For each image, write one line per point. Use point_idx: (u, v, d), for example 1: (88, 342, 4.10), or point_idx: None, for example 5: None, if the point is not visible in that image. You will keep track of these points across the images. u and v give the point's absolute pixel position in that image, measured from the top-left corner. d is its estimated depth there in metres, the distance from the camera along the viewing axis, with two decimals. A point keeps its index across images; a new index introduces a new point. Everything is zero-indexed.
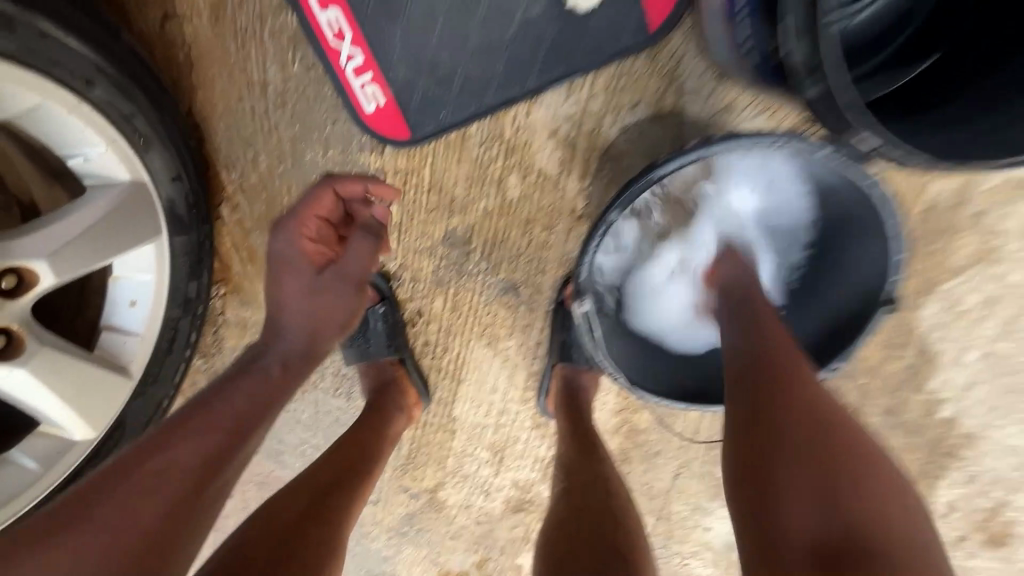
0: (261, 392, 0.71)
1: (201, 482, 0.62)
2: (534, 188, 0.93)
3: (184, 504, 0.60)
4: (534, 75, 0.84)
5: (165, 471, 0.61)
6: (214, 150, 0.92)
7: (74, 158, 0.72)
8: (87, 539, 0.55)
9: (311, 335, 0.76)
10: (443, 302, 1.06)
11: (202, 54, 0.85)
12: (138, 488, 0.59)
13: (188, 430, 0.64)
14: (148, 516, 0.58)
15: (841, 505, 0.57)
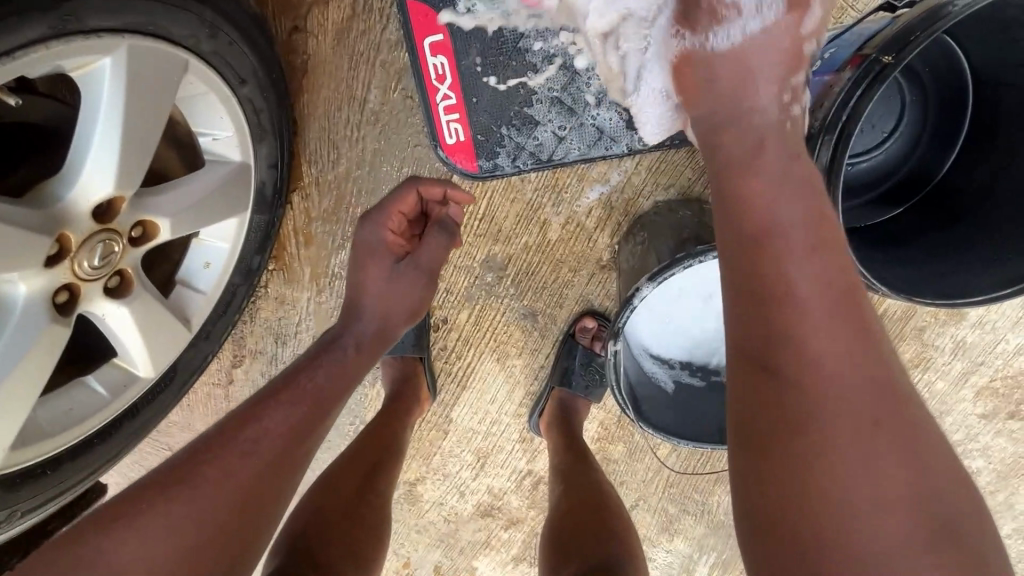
0: (340, 369, 0.84)
1: (289, 449, 0.74)
2: (570, 234, 1.09)
3: (276, 469, 0.72)
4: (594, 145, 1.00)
5: (261, 439, 0.73)
6: (303, 145, 1.04)
7: (201, 135, 0.83)
8: (208, 490, 0.66)
9: (382, 330, 0.91)
10: (468, 315, 1.19)
11: (317, 65, 0.98)
12: (249, 452, 0.71)
13: (280, 404, 0.77)
14: (256, 475, 0.70)
15: (758, 415, 0.51)
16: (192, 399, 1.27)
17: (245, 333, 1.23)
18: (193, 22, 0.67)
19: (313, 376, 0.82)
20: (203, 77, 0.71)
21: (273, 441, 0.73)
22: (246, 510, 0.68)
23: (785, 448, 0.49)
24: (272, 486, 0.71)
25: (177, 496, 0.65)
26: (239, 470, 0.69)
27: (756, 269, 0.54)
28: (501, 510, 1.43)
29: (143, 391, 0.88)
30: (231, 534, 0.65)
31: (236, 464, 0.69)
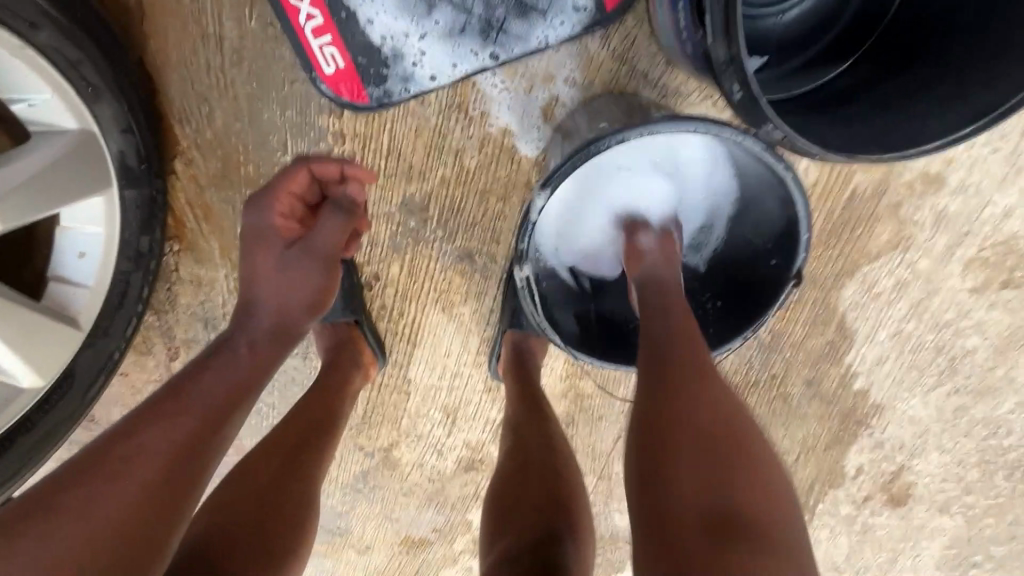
0: (238, 370, 0.72)
1: (176, 468, 0.62)
2: (490, 160, 0.97)
3: (158, 496, 0.60)
4: (493, 49, 0.86)
5: (138, 456, 0.61)
6: (167, 103, 0.91)
7: (16, 103, 0.71)
8: (71, 524, 0.56)
9: (279, 322, 0.78)
10: (400, 267, 1.09)
11: (154, 3, 0.84)
12: (125, 477, 0.60)
13: (169, 417, 0.65)
14: (132, 499, 0.59)
15: (709, 500, 0.59)
16: (136, 400, 1.21)
17: (170, 324, 1.14)
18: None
19: (205, 381, 0.70)
20: None
21: (152, 460, 0.61)
22: (120, 543, 0.56)
23: (741, 531, 0.57)
24: (155, 513, 0.59)
25: (30, 537, 0.54)
26: (112, 499, 0.58)
27: (706, 403, 0.67)
28: (483, 462, 1.38)
29: (39, 400, 0.83)
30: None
31: (106, 490, 0.58)
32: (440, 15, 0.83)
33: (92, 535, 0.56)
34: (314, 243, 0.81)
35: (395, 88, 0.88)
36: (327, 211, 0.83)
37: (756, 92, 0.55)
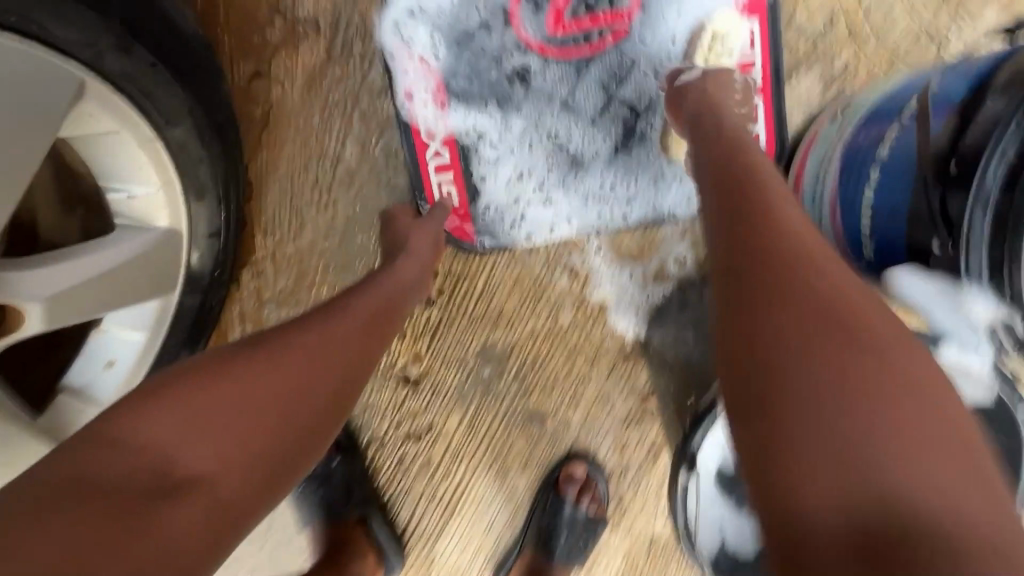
0: (384, 308, 0.64)
1: (320, 411, 0.53)
2: (587, 319, 0.89)
3: (294, 428, 0.51)
4: (607, 215, 0.86)
5: (265, 376, 0.51)
6: (258, 211, 0.84)
7: (113, 192, 0.62)
8: (231, 407, 0.48)
9: (411, 286, 0.69)
10: (459, 420, 0.94)
11: (281, 116, 0.81)
12: (290, 370, 0.52)
13: (327, 334, 0.56)
14: (278, 428, 0.50)
15: (792, 290, 0.48)
16: None
17: None
18: (94, 23, 0.48)
19: (328, 332, 0.57)
20: (102, 104, 0.51)
21: (306, 363, 0.53)
22: (258, 469, 0.48)
23: (833, 321, 0.46)
24: (285, 465, 0.50)
25: (215, 412, 0.48)
26: (263, 388, 0.50)
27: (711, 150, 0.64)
28: None
29: None
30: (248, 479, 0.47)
31: (257, 389, 0.50)
32: (566, 172, 0.84)
33: (236, 468, 0.47)
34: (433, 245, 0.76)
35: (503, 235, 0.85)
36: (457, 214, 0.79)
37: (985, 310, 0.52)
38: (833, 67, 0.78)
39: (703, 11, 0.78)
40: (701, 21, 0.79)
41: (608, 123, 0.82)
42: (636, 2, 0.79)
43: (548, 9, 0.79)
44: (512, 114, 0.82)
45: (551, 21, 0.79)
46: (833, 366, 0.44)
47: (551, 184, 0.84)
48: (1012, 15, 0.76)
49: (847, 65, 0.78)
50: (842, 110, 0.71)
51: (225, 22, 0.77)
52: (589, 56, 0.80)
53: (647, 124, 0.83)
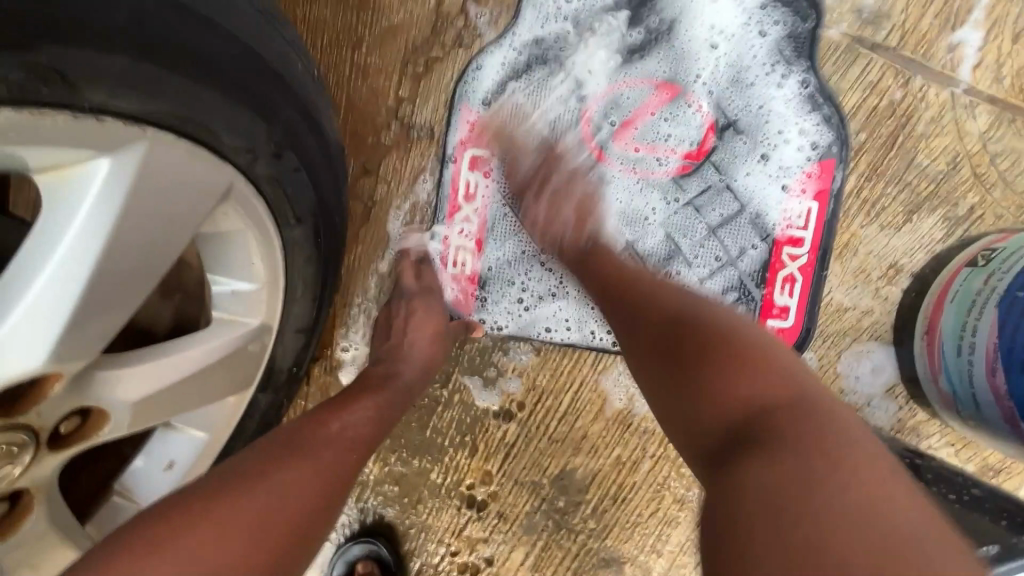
0: (380, 417, 0.64)
1: (313, 520, 0.52)
2: (681, 454, 0.79)
3: (287, 534, 0.49)
4: None
5: (310, 452, 0.55)
6: (342, 305, 0.81)
7: (217, 285, 0.59)
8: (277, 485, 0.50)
9: (413, 391, 0.70)
10: (525, 555, 0.82)
11: (381, 214, 0.80)
12: (272, 492, 0.50)
13: (315, 442, 0.56)
14: (270, 537, 0.48)
15: (721, 405, 0.49)
16: None
17: None
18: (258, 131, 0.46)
19: (360, 411, 0.63)
20: (242, 204, 0.49)
21: (353, 444, 0.59)
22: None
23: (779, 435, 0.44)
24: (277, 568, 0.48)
25: (208, 520, 0.46)
26: (268, 499, 0.49)
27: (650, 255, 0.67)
28: None
29: None
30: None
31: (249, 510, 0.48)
32: None
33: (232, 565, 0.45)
34: (437, 341, 0.74)
35: (569, 340, 0.80)
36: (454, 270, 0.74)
37: None
38: (958, 210, 0.75)
39: (818, 144, 0.76)
40: (815, 152, 0.76)
41: (696, 241, 0.78)
42: (711, 135, 0.77)
43: (624, 126, 0.78)
44: None
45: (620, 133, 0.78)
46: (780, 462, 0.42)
47: None
48: None
49: (972, 210, 0.75)
50: (989, 256, 0.65)
51: (344, 123, 0.78)
52: (693, 174, 0.77)
53: (718, 250, 0.78)
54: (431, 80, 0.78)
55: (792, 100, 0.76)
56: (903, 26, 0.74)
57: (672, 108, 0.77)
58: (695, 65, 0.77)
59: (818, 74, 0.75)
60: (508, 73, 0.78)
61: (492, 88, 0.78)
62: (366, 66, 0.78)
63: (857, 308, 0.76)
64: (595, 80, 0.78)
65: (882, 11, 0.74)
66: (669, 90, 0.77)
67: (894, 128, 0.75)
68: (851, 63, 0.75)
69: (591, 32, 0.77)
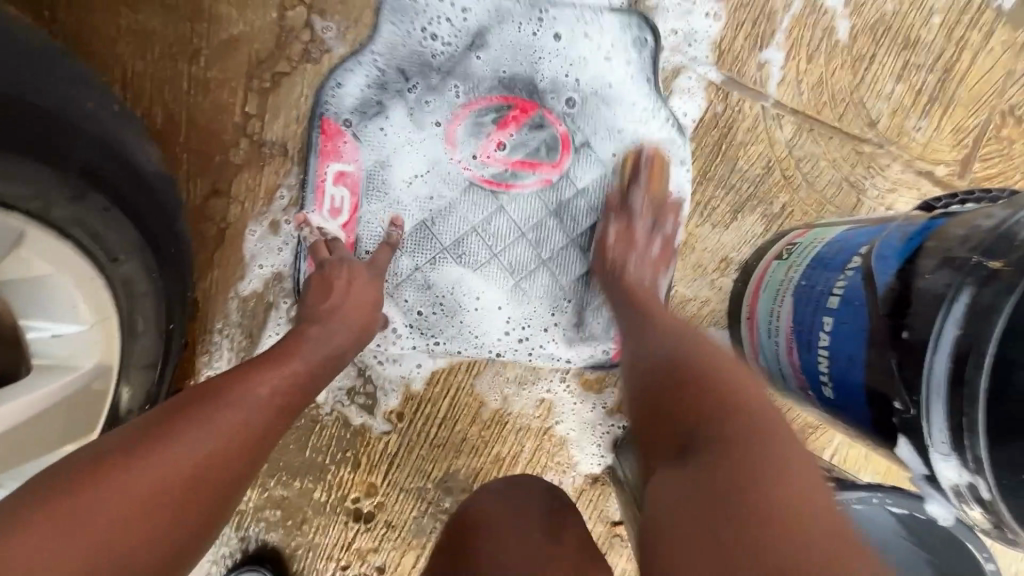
0: (308, 373, 0.63)
1: (222, 488, 0.51)
2: (555, 444, 0.85)
3: (190, 502, 0.49)
4: (560, 342, 0.84)
5: (233, 408, 0.54)
6: (202, 331, 0.77)
7: (35, 331, 0.55)
8: (195, 438, 0.50)
9: (334, 355, 0.67)
10: (416, 558, 0.85)
11: (237, 235, 0.77)
12: (203, 436, 0.51)
13: (213, 410, 0.53)
14: (195, 494, 0.49)
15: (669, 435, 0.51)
16: None
17: None
18: (47, 175, 0.46)
19: (294, 361, 0.62)
20: (42, 248, 0.49)
21: (280, 390, 0.59)
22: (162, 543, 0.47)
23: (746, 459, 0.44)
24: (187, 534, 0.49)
25: (111, 480, 0.46)
26: (166, 467, 0.48)
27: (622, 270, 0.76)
28: None
29: None
30: (146, 555, 0.45)
31: (143, 479, 0.47)
32: (507, 288, 0.82)
33: (153, 529, 0.46)
34: (365, 313, 0.72)
35: (443, 349, 0.82)
36: (315, 284, 0.73)
37: (930, 387, 0.51)
38: (772, 208, 0.86)
39: (660, 154, 0.83)
40: (657, 162, 0.83)
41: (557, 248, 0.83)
42: (566, 150, 0.82)
43: (485, 143, 0.80)
44: (449, 227, 0.81)
45: (481, 147, 0.80)
46: (702, 480, 0.43)
47: (496, 298, 0.83)
48: (915, 172, 0.88)
49: (784, 207, 0.86)
50: (790, 251, 0.76)
51: (186, 140, 0.74)
52: (552, 184, 0.82)
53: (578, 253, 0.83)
54: (281, 95, 0.76)
55: (637, 116, 0.83)
56: (720, 46, 0.83)
57: (529, 125, 0.81)
58: (548, 83, 0.81)
59: (654, 91, 0.82)
60: (365, 88, 0.77)
61: (351, 102, 0.77)
62: (207, 80, 0.74)
63: (697, 298, 0.86)
64: (453, 96, 0.79)
65: (702, 33, 0.83)
66: (526, 108, 0.80)
67: (718, 137, 0.84)
68: (679, 79, 0.83)
69: (451, 52, 0.79)
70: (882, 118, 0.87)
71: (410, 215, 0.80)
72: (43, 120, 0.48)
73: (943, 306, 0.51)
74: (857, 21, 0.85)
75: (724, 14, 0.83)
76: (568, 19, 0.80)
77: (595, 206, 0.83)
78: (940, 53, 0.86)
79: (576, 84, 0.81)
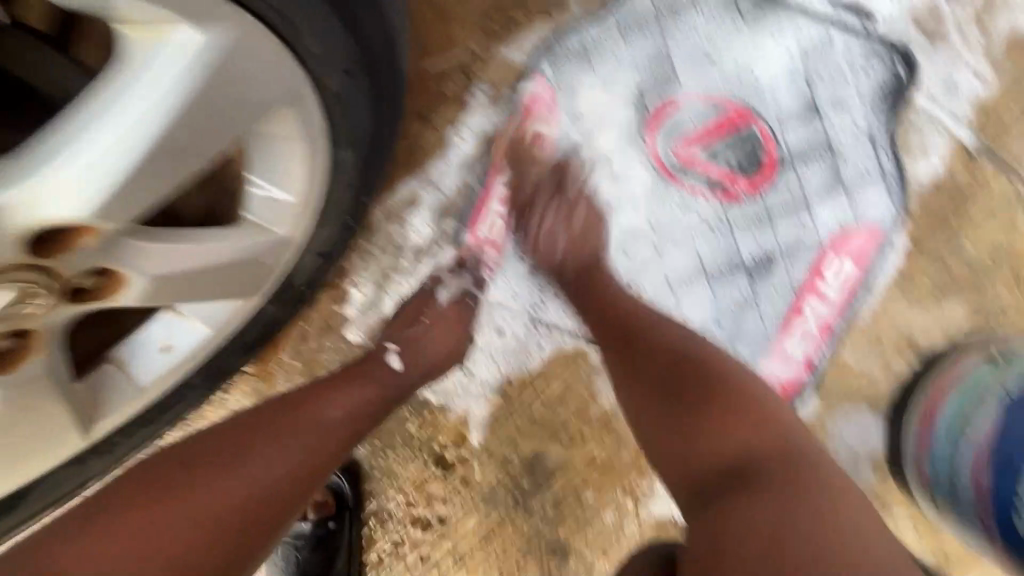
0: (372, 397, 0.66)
1: (289, 498, 0.57)
2: (652, 467, 0.81)
3: (252, 505, 0.55)
4: None
5: (311, 416, 0.62)
6: (362, 239, 0.81)
7: (257, 187, 0.58)
8: (270, 448, 0.58)
9: None
10: (478, 523, 0.84)
11: (423, 160, 0.80)
12: (279, 445, 0.58)
13: (335, 414, 0.63)
14: (258, 502, 0.55)
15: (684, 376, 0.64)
16: None
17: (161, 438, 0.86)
18: (336, 37, 0.47)
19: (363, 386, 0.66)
20: (304, 110, 0.51)
21: (354, 409, 0.65)
22: (256, 518, 0.55)
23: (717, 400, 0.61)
24: (263, 517, 0.55)
25: (185, 478, 0.54)
26: (231, 478, 0.55)
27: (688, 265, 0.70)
28: None
29: None
30: (226, 540, 0.52)
31: (268, 464, 0.57)
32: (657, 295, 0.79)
33: (199, 537, 0.51)
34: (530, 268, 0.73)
35: (573, 330, 0.80)
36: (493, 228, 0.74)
37: None
38: (987, 302, 0.74)
39: (870, 207, 0.75)
40: (863, 215, 0.75)
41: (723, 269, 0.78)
42: (767, 173, 0.76)
43: (687, 138, 0.77)
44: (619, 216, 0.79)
45: (682, 144, 0.77)
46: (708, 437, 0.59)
47: None
48: None
49: (1002, 306, 0.74)
50: (1008, 359, 0.67)
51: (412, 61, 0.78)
52: (741, 204, 0.77)
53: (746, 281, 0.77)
54: (507, 43, 0.78)
55: (859, 157, 0.75)
56: (986, 108, 0.73)
57: (737, 136, 0.76)
58: (772, 98, 0.75)
59: (888, 136, 0.74)
60: (586, 56, 0.77)
61: (569, 69, 0.78)
62: (447, 12, 0.77)
63: (861, 372, 0.77)
64: (668, 86, 0.77)
65: (968, 88, 0.73)
66: (740, 117, 0.76)
67: (947, 206, 0.74)
68: (924, 130, 0.74)
69: (683, 38, 0.76)
70: None
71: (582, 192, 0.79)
72: (356, 2, 0.48)
73: None
74: None
75: (1001, 75, 0.72)
76: (813, 38, 0.75)
77: (781, 238, 0.77)
78: None
79: (802, 106, 0.75)
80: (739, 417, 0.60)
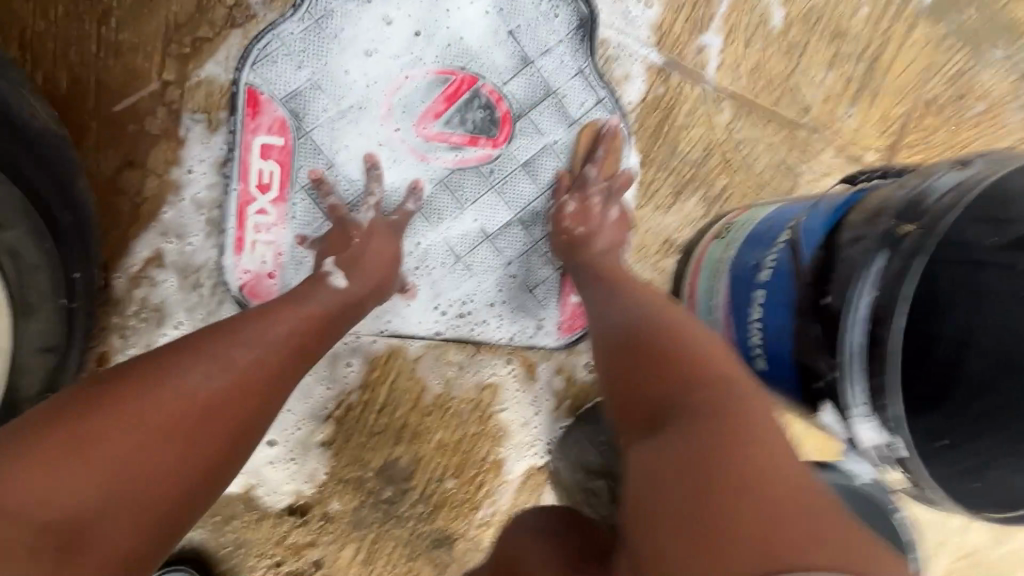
0: (263, 352, 0.54)
1: (203, 471, 0.48)
2: (500, 429, 0.84)
3: (138, 501, 0.44)
4: (505, 323, 0.83)
5: (181, 383, 0.49)
6: (113, 314, 0.71)
7: None
8: (128, 432, 0.45)
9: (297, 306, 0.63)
10: (355, 550, 0.81)
11: (153, 212, 0.72)
12: (137, 425, 0.45)
13: (180, 386, 0.48)
14: (133, 498, 0.44)
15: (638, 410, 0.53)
16: None
17: None
18: None
19: (256, 334, 0.55)
20: None
21: (225, 374, 0.51)
22: (129, 499, 0.43)
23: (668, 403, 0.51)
24: (174, 508, 0.46)
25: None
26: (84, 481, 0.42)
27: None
28: None
29: None
30: (123, 544, 0.43)
31: (112, 451, 0.44)
32: (451, 269, 0.81)
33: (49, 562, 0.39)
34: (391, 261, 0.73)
35: (380, 331, 0.79)
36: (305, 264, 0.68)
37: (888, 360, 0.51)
38: (713, 190, 0.87)
39: (601, 132, 0.83)
40: (598, 142, 0.83)
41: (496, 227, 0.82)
42: (507, 129, 0.81)
43: (425, 116, 0.78)
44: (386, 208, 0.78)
45: (421, 122, 0.78)
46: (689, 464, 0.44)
47: (438, 281, 0.81)
48: (846, 157, 0.90)
49: (725, 188, 0.88)
50: (727, 230, 0.77)
51: (93, 107, 0.69)
52: (492, 162, 0.81)
53: (521, 229, 0.82)
54: (201, 61, 0.72)
55: (577, 93, 0.82)
56: (660, 28, 0.84)
57: (471, 102, 0.79)
58: (487, 59, 0.79)
59: (594, 69, 0.82)
60: (293, 58, 0.74)
61: (280, 74, 0.74)
62: (118, 44, 0.69)
63: (641, 280, 0.86)
64: (389, 70, 0.77)
65: (640, 15, 0.83)
66: (466, 84, 0.79)
67: (660, 118, 0.85)
68: (620, 57, 0.83)
69: (387, 20, 0.76)
70: (816, 104, 0.89)
71: (342, 201, 0.76)
72: None
73: (860, 275, 0.54)
74: (791, 9, 0.87)
75: None
76: None
77: (537, 185, 0.82)
78: (867, 43, 0.89)
79: (516, 60, 0.80)
80: (666, 404, 0.51)
